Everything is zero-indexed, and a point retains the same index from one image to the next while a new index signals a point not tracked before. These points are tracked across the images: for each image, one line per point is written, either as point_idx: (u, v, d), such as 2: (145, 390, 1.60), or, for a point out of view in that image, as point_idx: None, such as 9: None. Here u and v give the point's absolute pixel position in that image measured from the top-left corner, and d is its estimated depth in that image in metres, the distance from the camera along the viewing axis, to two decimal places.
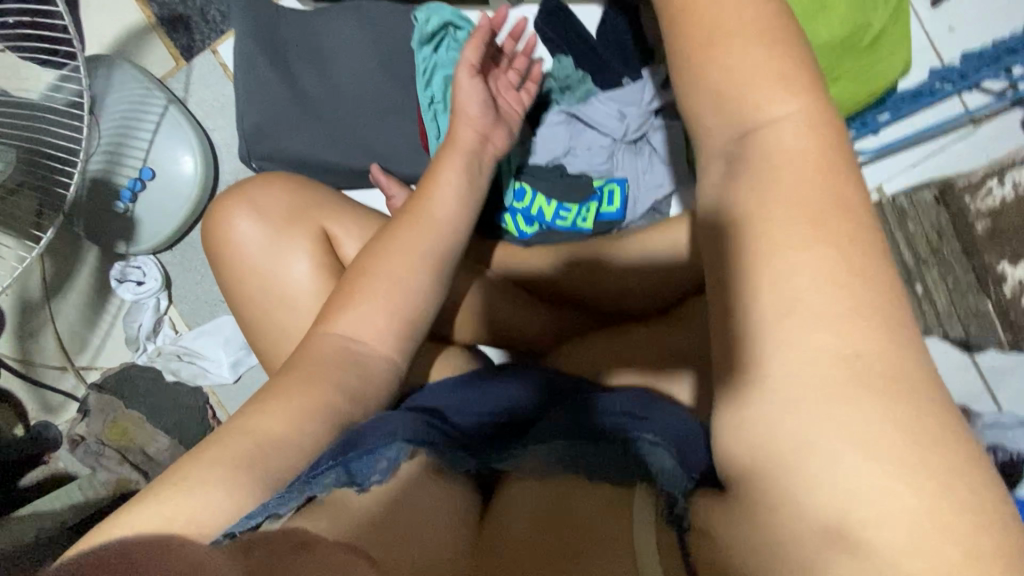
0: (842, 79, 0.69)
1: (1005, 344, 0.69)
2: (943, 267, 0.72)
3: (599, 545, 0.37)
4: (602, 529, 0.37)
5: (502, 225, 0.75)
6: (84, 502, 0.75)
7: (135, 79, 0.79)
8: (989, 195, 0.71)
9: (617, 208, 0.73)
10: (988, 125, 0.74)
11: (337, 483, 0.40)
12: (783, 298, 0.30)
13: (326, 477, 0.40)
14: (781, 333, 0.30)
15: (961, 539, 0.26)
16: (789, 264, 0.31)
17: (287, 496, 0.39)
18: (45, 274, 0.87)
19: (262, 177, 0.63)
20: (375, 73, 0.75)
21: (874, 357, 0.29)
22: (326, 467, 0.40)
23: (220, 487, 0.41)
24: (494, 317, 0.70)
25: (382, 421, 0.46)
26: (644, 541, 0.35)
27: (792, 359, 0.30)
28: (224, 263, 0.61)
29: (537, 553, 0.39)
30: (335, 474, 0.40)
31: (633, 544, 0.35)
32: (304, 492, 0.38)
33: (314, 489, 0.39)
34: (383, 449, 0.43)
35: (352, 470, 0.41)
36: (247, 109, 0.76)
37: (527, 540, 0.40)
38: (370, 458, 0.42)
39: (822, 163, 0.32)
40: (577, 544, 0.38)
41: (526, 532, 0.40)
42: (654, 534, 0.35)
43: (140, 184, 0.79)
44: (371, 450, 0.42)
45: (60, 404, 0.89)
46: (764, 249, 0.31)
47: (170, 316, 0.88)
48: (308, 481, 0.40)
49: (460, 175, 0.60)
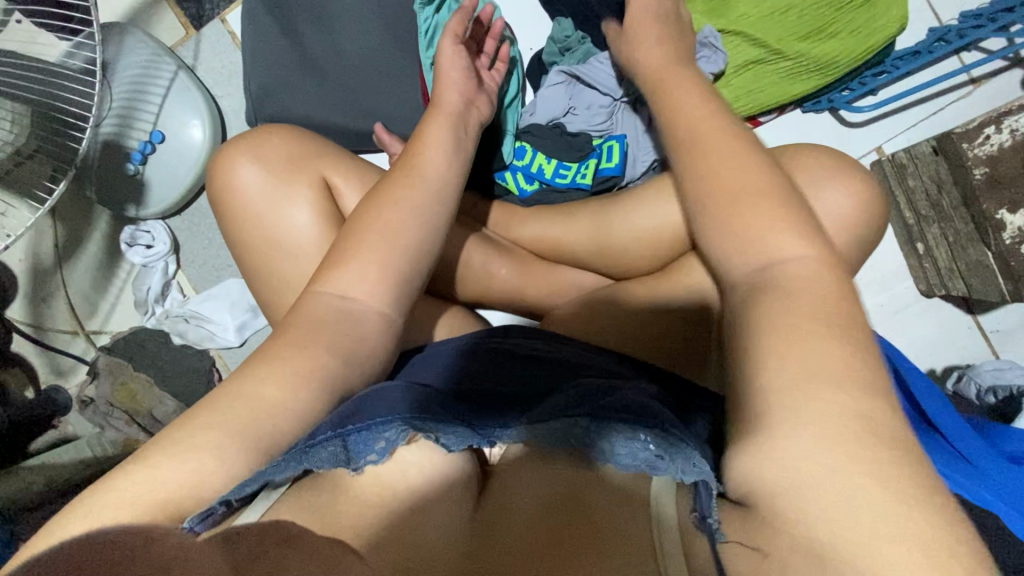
0: (834, 35, 0.71)
1: (1007, 296, 0.67)
2: (944, 222, 0.72)
3: (611, 537, 0.35)
4: (618, 523, 0.35)
5: (503, 183, 0.77)
6: (91, 460, 0.77)
7: (146, 45, 0.81)
8: (988, 141, 0.67)
9: (616, 164, 0.73)
10: (986, 86, 0.77)
11: (335, 457, 0.38)
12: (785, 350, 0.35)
13: (323, 451, 0.37)
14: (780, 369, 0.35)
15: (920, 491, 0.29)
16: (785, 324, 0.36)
17: (282, 464, 0.37)
18: (58, 240, 0.89)
19: (264, 129, 0.64)
20: (378, 36, 0.77)
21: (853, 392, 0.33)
22: (326, 438, 0.38)
23: (221, 407, 0.42)
24: (496, 272, 0.71)
25: (386, 390, 0.43)
26: (668, 534, 0.32)
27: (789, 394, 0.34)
28: (228, 213, 0.62)
29: (539, 542, 0.36)
30: (335, 449, 0.38)
31: (655, 539, 0.32)
32: (299, 465, 0.37)
33: (312, 461, 0.37)
34: (383, 427, 0.39)
35: (351, 446, 0.38)
36: (254, 72, 0.77)
37: (529, 530, 0.38)
38: (369, 433, 0.39)
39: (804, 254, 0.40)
40: (583, 535, 0.36)
41: (528, 521, 0.38)
42: (679, 531, 0.32)
43: (150, 146, 0.81)
44: (372, 424, 0.39)
45: (71, 367, 0.89)
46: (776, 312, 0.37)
47: (178, 280, 0.89)
48: (305, 452, 0.38)
49: (448, 136, 0.59)
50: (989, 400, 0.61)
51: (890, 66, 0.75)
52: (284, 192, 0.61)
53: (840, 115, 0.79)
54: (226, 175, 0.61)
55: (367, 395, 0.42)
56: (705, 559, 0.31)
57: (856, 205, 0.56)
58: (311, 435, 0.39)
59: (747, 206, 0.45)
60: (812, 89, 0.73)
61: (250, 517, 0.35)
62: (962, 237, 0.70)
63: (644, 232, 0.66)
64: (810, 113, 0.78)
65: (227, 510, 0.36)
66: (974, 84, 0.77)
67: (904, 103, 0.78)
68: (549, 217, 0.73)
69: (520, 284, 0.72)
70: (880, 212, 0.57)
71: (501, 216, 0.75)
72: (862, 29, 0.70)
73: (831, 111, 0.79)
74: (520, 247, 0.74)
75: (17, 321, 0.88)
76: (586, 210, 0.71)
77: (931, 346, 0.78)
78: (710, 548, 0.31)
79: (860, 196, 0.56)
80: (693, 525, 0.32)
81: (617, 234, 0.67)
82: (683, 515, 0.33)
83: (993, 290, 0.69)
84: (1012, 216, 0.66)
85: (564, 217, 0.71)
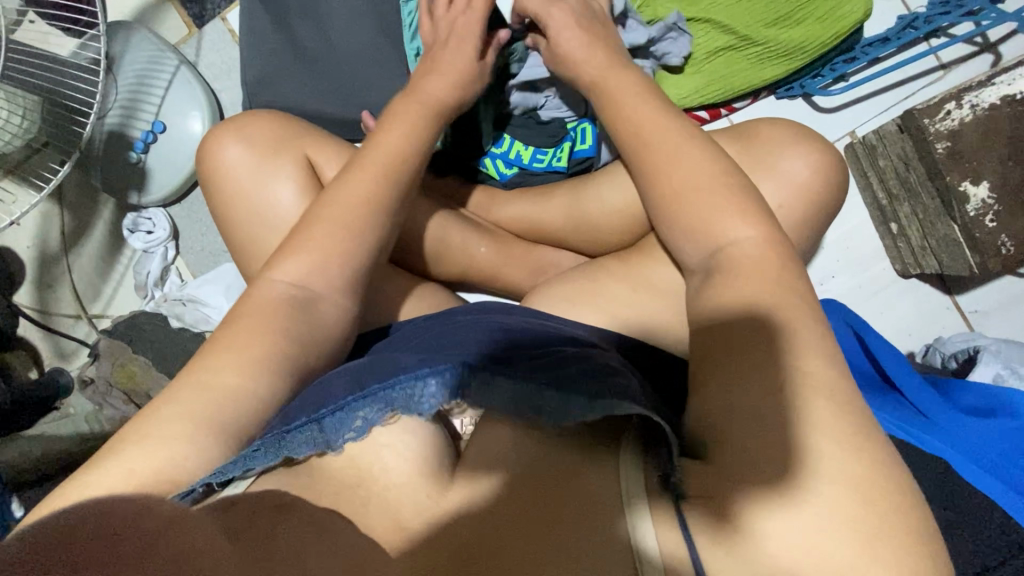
0: (801, 22, 0.74)
1: (975, 269, 0.69)
2: (913, 200, 0.74)
3: (583, 502, 0.38)
4: (588, 486, 0.39)
5: (483, 170, 0.81)
6: (88, 434, 0.80)
7: (150, 41, 0.86)
8: (949, 116, 0.69)
9: (590, 146, 0.78)
10: (956, 70, 0.79)
11: (315, 441, 0.40)
12: (762, 354, 0.39)
13: (302, 437, 0.40)
14: (755, 374, 0.39)
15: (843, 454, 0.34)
16: (760, 331, 0.40)
17: (262, 450, 0.39)
18: (64, 228, 0.93)
19: (251, 112, 0.68)
20: (366, 29, 0.81)
21: (817, 390, 0.38)
22: (302, 424, 0.40)
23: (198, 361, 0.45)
24: (476, 253, 0.74)
25: (357, 374, 0.45)
26: (635, 495, 0.36)
27: (757, 394, 0.38)
28: (217, 191, 0.65)
29: (520, 509, 0.39)
30: (313, 433, 0.40)
31: (623, 499, 0.37)
32: (280, 452, 0.39)
33: (291, 446, 0.39)
34: (357, 407, 0.41)
35: (328, 429, 0.41)
36: (250, 63, 0.82)
37: (506, 495, 0.40)
38: (345, 415, 0.41)
39: (756, 245, 0.45)
40: (557, 501, 0.39)
41: (504, 487, 0.40)
42: (645, 493, 0.37)
43: (152, 136, 0.86)
44: (345, 406, 0.41)
45: (74, 350, 0.93)
46: (747, 319, 0.41)
47: (176, 265, 0.93)
48: (284, 438, 0.40)
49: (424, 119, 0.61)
50: (952, 365, 0.64)
51: (860, 52, 0.77)
52: (268, 169, 0.64)
53: (813, 100, 0.81)
54: (217, 152, 0.65)
55: (336, 383, 0.44)
56: (676, 541, 0.34)
57: (813, 176, 0.58)
58: (288, 422, 0.42)
59: (694, 169, 0.48)
60: (782, 74, 0.76)
61: (234, 492, 0.37)
62: (930, 213, 0.72)
63: (616, 209, 0.68)
64: (784, 99, 0.81)
65: (206, 490, 0.38)
66: (943, 69, 0.80)
67: (875, 88, 0.81)
68: (528, 199, 0.76)
69: (499, 263, 0.74)
70: (839, 184, 0.60)
71: (483, 198, 0.78)
72: (827, 17, 0.73)
73: (804, 97, 0.81)
74: (500, 228, 0.77)
75: (27, 307, 0.92)
76: (562, 191, 0.74)
77: (909, 326, 0.78)
78: (671, 507, 0.36)
79: (816, 168, 0.58)
80: (663, 499, 0.36)
81: (591, 212, 0.70)
82: (647, 481, 0.37)
83: (962, 264, 0.71)
84: (975, 188, 0.68)
85: (544, 201, 0.75)
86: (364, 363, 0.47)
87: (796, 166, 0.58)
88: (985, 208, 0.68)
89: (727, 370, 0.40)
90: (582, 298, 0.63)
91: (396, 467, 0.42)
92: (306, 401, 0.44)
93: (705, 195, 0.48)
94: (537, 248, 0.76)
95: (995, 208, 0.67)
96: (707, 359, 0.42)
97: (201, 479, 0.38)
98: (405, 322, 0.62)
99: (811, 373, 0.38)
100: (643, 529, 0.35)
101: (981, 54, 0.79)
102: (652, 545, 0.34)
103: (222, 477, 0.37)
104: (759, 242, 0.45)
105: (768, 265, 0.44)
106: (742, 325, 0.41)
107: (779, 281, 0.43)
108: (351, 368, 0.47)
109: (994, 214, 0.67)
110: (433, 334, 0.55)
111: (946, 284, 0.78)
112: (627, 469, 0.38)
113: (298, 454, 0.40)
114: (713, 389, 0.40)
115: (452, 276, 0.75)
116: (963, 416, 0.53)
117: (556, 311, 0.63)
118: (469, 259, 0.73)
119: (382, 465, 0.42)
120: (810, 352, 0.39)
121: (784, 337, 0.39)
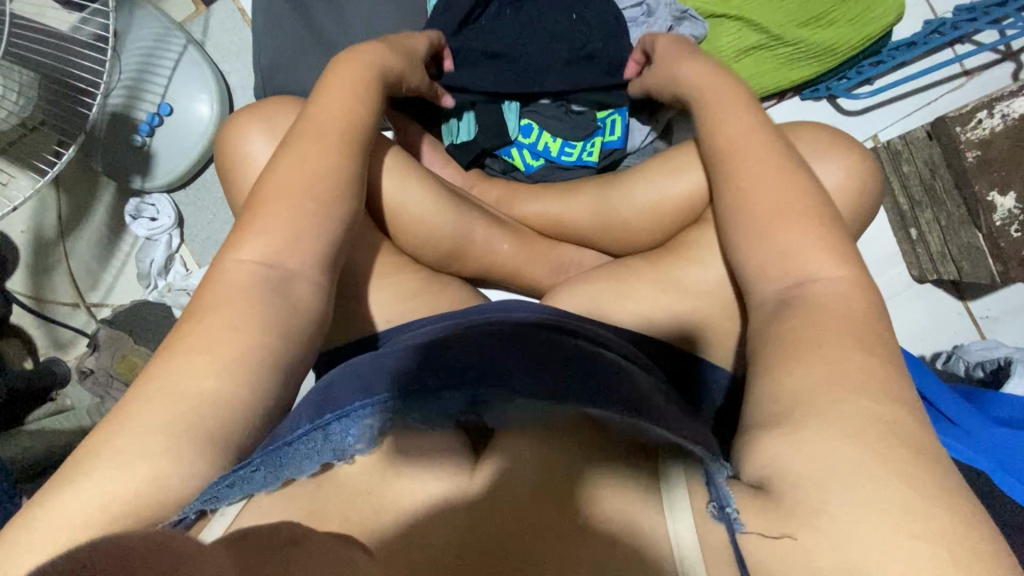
0: (833, 25, 0.74)
1: (996, 276, 0.70)
2: (936, 207, 0.75)
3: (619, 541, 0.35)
4: (621, 512, 0.37)
5: (510, 160, 0.79)
6: (88, 428, 0.77)
7: (157, 20, 0.82)
8: (980, 125, 0.70)
9: (619, 138, 0.77)
10: (980, 77, 0.80)
11: (318, 452, 0.38)
12: (820, 375, 0.38)
13: (302, 451, 0.38)
14: (817, 397, 0.38)
15: (915, 484, 0.33)
16: (822, 353, 0.39)
17: (261, 471, 0.37)
18: (61, 211, 0.89)
19: (274, 98, 0.65)
20: (386, 14, 0.79)
21: (887, 418, 0.36)
22: (305, 435, 0.39)
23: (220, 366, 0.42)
24: (500, 249, 0.72)
25: (360, 381, 0.44)
26: (683, 532, 0.34)
27: (826, 415, 0.36)
28: (236, 181, 0.63)
29: (541, 529, 0.37)
30: (318, 444, 0.39)
31: (668, 535, 0.34)
32: (280, 472, 0.37)
33: (290, 464, 0.37)
34: (364, 412, 0.40)
35: (334, 436, 0.39)
36: (266, 46, 0.79)
37: (529, 513, 0.38)
38: (350, 421, 0.40)
39: (807, 252, 0.45)
40: (585, 524, 0.37)
41: (529, 504, 0.39)
42: (693, 526, 0.34)
43: (158, 119, 0.82)
44: (350, 411, 0.40)
45: (70, 340, 0.89)
46: (804, 338, 0.41)
47: (181, 254, 0.89)
48: (285, 453, 0.38)
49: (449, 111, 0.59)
50: (978, 374, 0.66)
51: (886, 56, 0.77)
52: None
53: (837, 103, 0.81)
54: (239, 141, 0.62)
55: (342, 390, 0.43)
56: (721, 543, 0.34)
57: (847, 180, 0.58)
58: (288, 433, 0.40)
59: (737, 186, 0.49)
60: (811, 74, 0.76)
61: (224, 518, 0.34)
62: (954, 220, 0.73)
63: (645, 209, 0.68)
64: (809, 101, 0.81)
65: (202, 516, 0.35)
66: (966, 75, 0.80)
67: (899, 93, 0.81)
68: (553, 195, 0.75)
69: (523, 260, 0.73)
70: (872, 189, 0.60)
71: (507, 194, 0.77)
72: (858, 20, 0.73)
73: (828, 100, 0.81)
74: (524, 225, 0.75)
75: (19, 294, 0.88)
76: (589, 189, 0.73)
77: (925, 332, 0.78)
78: (725, 534, 0.34)
79: (850, 173, 0.58)
80: (709, 514, 0.35)
81: (620, 210, 0.69)
82: (694, 504, 0.35)
83: (983, 271, 0.72)
84: (1002, 198, 0.70)
85: (570, 199, 0.73)
86: (370, 369, 0.45)
87: (831, 171, 0.58)
88: (1009, 217, 0.69)
89: (781, 393, 0.39)
90: (613, 298, 0.62)
91: (408, 487, 0.39)
92: (308, 411, 0.42)
93: (763, 203, 0.48)
94: (560, 246, 0.75)
95: (1020, 218, 0.69)
96: (760, 375, 0.41)
97: (194, 506, 0.36)
98: (421, 318, 0.60)
99: (879, 396, 0.37)
100: (682, 525, 0.34)
101: (1005, 62, 0.79)
102: (693, 546, 0.34)
103: (216, 502, 0.35)
104: (808, 251, 0.45)
105: (817, 277, 0.44)
106: (798, 337, 0.41)
107: (830, 297, 0.43)
108: (355, 375, 0.45)
109: (1019, 224, 0.69)
110: (435, 331, 0.54)
111: (960, 290, 0.79)
112: (666, 486, 0.37)
113: (301, 472, 0.37)
114: (775, 406, 0.39)
115: (475, 273, 0.73)
116: (1001, 427, 0.57)
117: (586, 313, 0.62)
118: (493, 256, 0.72)
119: (395, 474, 0.39)
120: (870, 373, 0.38)
121: (848, 356, 0.39)
